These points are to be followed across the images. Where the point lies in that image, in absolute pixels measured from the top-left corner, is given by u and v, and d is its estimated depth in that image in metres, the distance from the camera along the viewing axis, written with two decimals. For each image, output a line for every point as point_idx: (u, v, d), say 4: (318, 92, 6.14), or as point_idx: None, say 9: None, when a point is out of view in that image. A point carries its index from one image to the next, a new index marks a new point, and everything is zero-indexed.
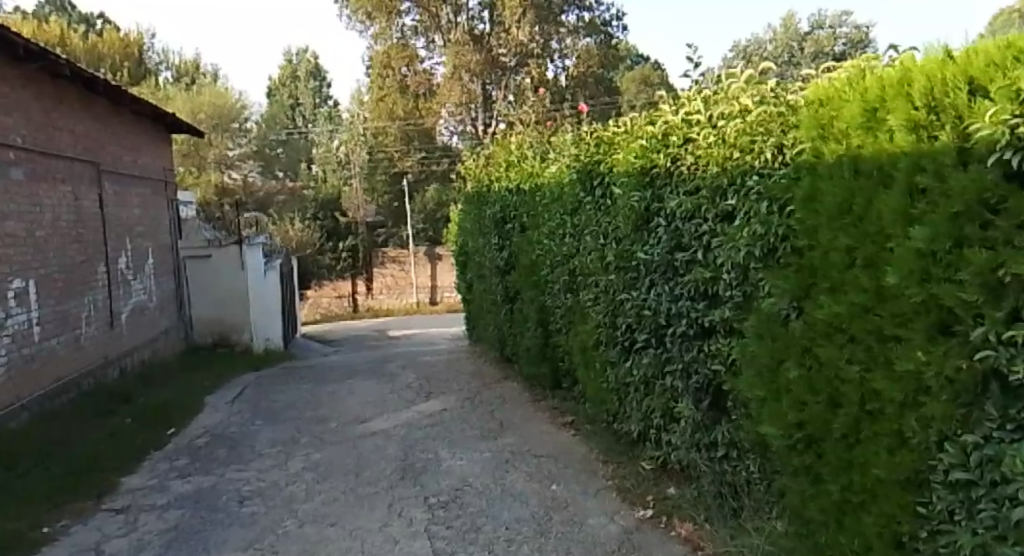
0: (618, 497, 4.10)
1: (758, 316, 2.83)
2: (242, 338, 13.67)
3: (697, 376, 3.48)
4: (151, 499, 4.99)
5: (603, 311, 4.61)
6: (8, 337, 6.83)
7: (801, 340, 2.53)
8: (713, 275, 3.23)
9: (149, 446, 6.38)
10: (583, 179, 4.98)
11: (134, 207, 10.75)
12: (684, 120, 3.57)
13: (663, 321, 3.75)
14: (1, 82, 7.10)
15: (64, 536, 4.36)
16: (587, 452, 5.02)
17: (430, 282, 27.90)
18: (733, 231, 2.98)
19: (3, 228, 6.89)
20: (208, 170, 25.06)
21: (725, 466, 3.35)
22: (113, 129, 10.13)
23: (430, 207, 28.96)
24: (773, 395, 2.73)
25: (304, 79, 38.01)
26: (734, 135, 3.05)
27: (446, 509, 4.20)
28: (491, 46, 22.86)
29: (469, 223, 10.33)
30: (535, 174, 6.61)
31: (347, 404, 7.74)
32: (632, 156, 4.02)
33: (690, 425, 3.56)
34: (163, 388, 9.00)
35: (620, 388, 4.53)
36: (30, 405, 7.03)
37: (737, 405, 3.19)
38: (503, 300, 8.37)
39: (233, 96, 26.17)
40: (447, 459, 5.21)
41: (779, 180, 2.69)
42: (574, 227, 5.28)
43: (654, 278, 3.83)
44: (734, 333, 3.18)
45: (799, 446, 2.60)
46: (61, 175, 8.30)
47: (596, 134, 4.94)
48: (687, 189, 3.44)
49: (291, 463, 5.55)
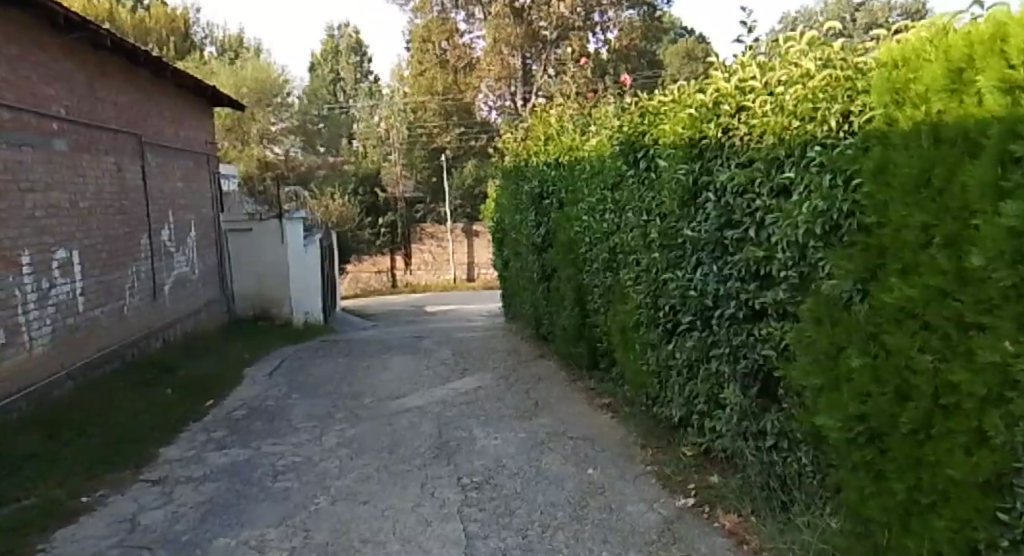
0: (658, 484, 3.93)
1: (817, 299, 2.62)
2: (281, 312, 13.75)
3: (746, 362, 3.29)
4: (186, 471, 4.95)
5: (644, 291, 4.41)
6: (52, 307, 6.87)
7: (867, 326, 2.32)
8: (766, 254, 3.01)
9: (187, 417, 6.36)
10: (624, 151, 4.75)
11: (176, 180, 10.77)
12: (737, 87, 3.34)
13: (710, 303, 3.55)
14: (42, 53, 7.09)
15: (101, 506, 4.33)
16: (624, 436, 4.86)
17: (466, 259, 27.84)
18: (790, 207, 2.76)
19: (46, 198, 6.90)
20: (251, 144, 25.25)
21: (774, 456, 3.15)
22: (155, 100, 10.13)
23: (468, 182, 28.68)
24: (831, 385, 2.52)
25: (346, 54, 37.93)
26: (794, 103, 2.82)
27: (480, 491, 4.07)
28: (532, 20, 22.36)
29: (506, 198, 10.15)
30: (575, 147, 6.39)
31: (383, 379, 7.66)
32: (680, 127, 3.79)
33: (736, 412, 3.37)
34: (203, 359, 9.02)
35: (661, 371, 4.35)
36: (73, 374, 7.08)
37: (790, 393, 2.98)
38: (540, 278, 8.20)
39: (275, 70, 26.16)
40: (482, 438, 5.08)
41: (844, 150, 2.46)
42: (615, 202, 5.08)
43: (701, 257, 3.62)
44: (788, 317, 2.97)
45: (860, 441, 2.40)
46: (103, 146, 8.30)
47: (640, 104, 4.71)
48: (740, 161, 3.22)
49: (325, 438, 5.48)
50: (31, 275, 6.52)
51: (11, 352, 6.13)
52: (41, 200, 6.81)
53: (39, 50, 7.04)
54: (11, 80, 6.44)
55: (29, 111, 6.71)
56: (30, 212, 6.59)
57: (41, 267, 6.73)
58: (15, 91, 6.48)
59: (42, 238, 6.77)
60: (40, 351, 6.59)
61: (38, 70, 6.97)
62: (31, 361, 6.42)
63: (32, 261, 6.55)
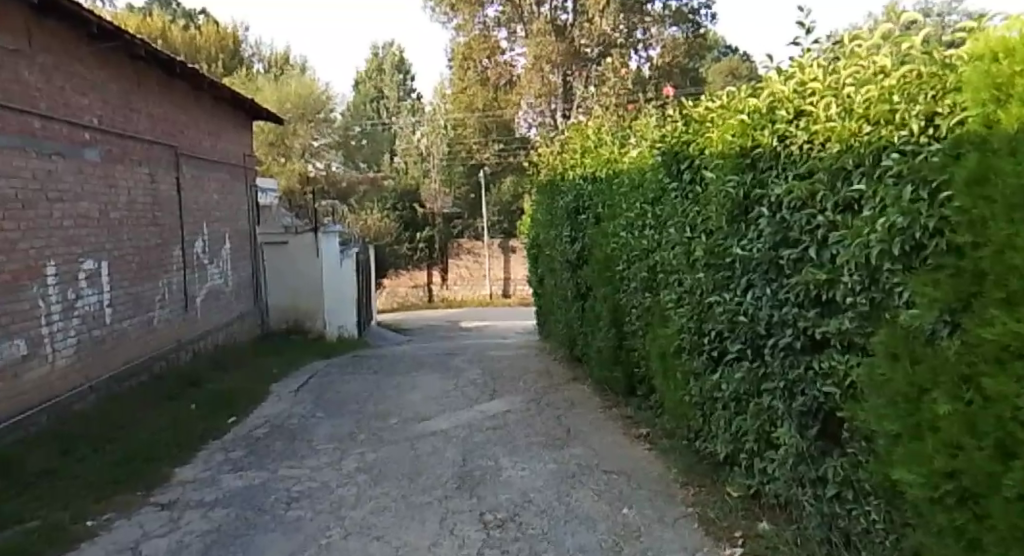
0: (701, 529, 3.56)
1: (892, 330, 2.26)
2: (314, 326, 13.60)
3: (803, 399, 2.92)
4: (198, 494, 4.69)
5: (687, 314, 4.06)
6: (77, 318, 6.71)
7: (959, 366, 1.95)
8: (829, 278, 2.65)
9: (206, 435, 6.12)
10: (666, 162, 4.40)
11: (212, 193, 10.69)
12: (796, 90, 2.98)
13: (762, 330, 3.18)
14: (77, 63, 6.96)
15: (105, 532, 4.07)
16: (664, 471, 4.49)
17: (505, 275, 27.72)
18: (860, 223, 2.39)
19: (75, 208, 6.77)
20: (293, 159, 25.34)
21: (836, 508, 2.77)
22: (191, 113, 10.04)
23: (506, 199, 28.51)
24: (911, 433, 2.15)
25: (389, 72, 38.03)
26: (867, 105, 2.46)
27: (504, 530, 3.73)
28: (574, 37, 22.32)
29: (541, 214, 9.84)
30: (613, 160, 6.08)
31: (410, 399, 7.38)
32: (729, 135, 3.45)
33: (792, 455, 3.00)
34: (231, 374, 8.83)
35: (706, 403, 3.98)
36: (96, 387, 6.91)
37: (856, 437, 2.61)
38: (575, 297, 7.87)
39: (319, 86, 26.29)
40: (508, 469, 4.75)
41: (930, 157, 2.09)
42: (656, 218, 4.73)
43: (753, 279, 3.26)
44: (854, 350, 2.60)
45: (947, 502, 2.03)
46: (138, 156, 8.20)
47: (686, 111, 4.36)
48: (798, 172, 2.86)
49: (345, 462, 5.20)
50: (57, 285, 6.36)
51: (33, 364, 5.96)
52: (70, 209, 6.67)
53: (73, 59, 6.91)
54: (43, 89, 6.34)
55: (60, 120, 6.58)
56: (57, 221, 6.45)
57: (67, 278, 6.57)
58: (47, 100, 6.37)
59: (70, 248, 6.63)
60: (64, 363, 6.42)
61: (72, 80, 6.86)
62: (53, 373, 6.25)
63: (58, 272, 6.39)
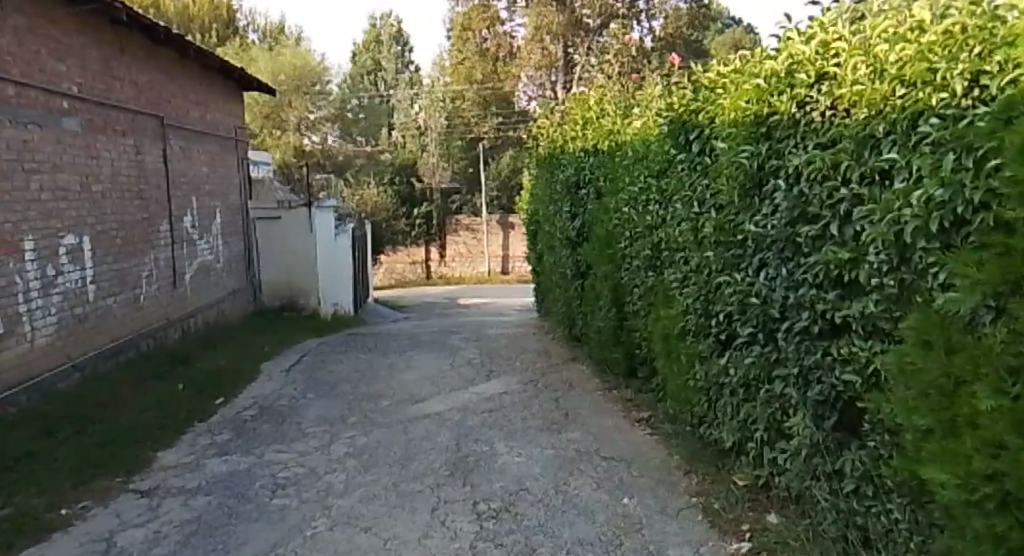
0: (705, 521, 3.37)
1: (924, 315, 2.04)
2: (308, 303, 13.29)
3: (819, 388, 2.71)
4: (181, 480, 4.50)
5: (693, 294, 3.85)
6: (58, 295, 6.48)
7: (1004, 356, 1.71)
8: (852, 257, 2.43)
9: (193, 416, 5.92)
10: (673, 132, 4.15)
11: (201, 164, 10.41)
12: (819, 51, 2.74)
13: (776, 314, 2.97)
14: (53, 27, 6.67)
15: (79, 521, 3.87)
16: (666, 458, 4.30)
17: (502, 251, 27.40)
18: (891, 196, 2.16)
19: (53, 180, 6.51)
20: (288, 131, 24.89)
21: (853, 504, 2.58)
22: (178, 82, 9.72)
23: (505, 173, 28.13)
24: (947, 428, 1.94)
25: (387, 44, 37.30)
26: (901, 67, 2.22)
27: (498, 521, 3.54)
28: (575, 7, 21.91)
29: (541, 188, 9.60)
30: (616, 131, 5.83)
31: (404, 379, 7.18)
32: (742, 102, 3.21)
33: (805, 446, 2.80)
34: (221, 352, 8.62)
35: (711, 388, 3.78)
36: (80, 366, 6.70)
37: (878, 430, 2.40)
38: (574, 275, 7.65)
39: (315, 57, 25.78)
40: (504, 454, 4.55)
41: (975, 121, 1.85)
42: (661, 192, 4.50)
43: (766, 257, 3.04)
44: (878, 336, 2.38)
45: (986, 507, 1.81)
46: (121, 128, 7.91)
47: (694, 77, 4.11)
48: (819, 142, 2.63)
49: (334, 447, 5.00)
50: (36, 261, 6.12)
51: (11, 343, 5.74)
52: (48, 181, 6.41)
53: (49, 23, 6.62)
54: (16, 54, 6.05)
55: (36, 86, 6.29)
56: (35, 194, 6.19)
57: (47, 254, 6.32)
58: (21, 66, 6.08)
59: (49, 222, 6.38)
60: (44, 342, 6.21)
61: (49, 44, 6.58)
62: (33, 352, 6.04)
63: (36, 247, 6.14)
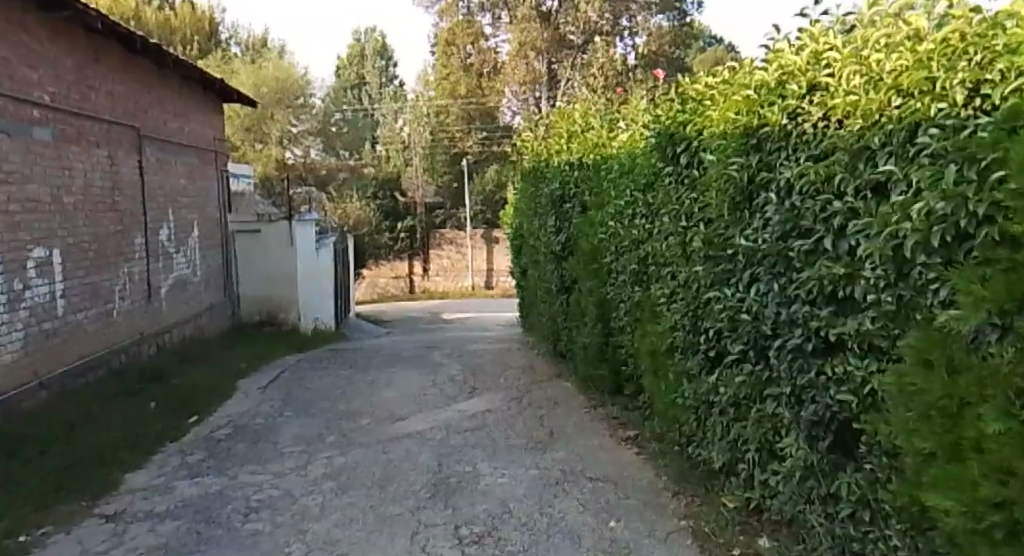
0: (696, 546, 3.26)
1: (925, 333, 1.95)
2: (288, 318, 13.06)
3: (813, 408, 2.61)
4: (150, 504, 4.33)
5: (681, 309, 3.76)
6: (26, 310, 6.30)
7: (1014, 378, 1.62)
8: (848, 272, 2.34)
9: (165, 436, 5.74)
10: (660, 144, 4.07)
11: (179, 176, 10.23)
12: (811, 61, 2.66)
13: (767, 330, 2.88)
14: (23, 33, 6.50)
15: (39, 548, 3.70)
16: (654, 479, 4.19)
17: (486, 265, 27.27)
18: (889, 210, 2.09)
19: (23, 191, 6.34)
20: (270, 145, 24.71)
21: (849, 529, 2.48)
22: (156, 92, 9.56)
23: (489, 188, 28.07)
24: (950, 453, 1.85)
25: (371, 58, 37.16)
26: (898, 76, 2.15)
27: (479, 546, 3.41)
28: (558, 24, 22.11)
29: (525, 202, 9.51)
30: (601, 145, 5.75)
31: (385, 397, 7.03)
32: (731, 113, 3.13)
33: (799, 468, 2.71)
34: (197, 368, 8.43)
35: (700, 407, 3.68)
36: (48, 384, 6.50)
37: (875, 452, 2.31)
38: (559, 289, 7.55)
39: (298, 70, 25.64)
40: (487, 475, 4.43)
41: (977, 131, 1.78)
42: (648, 205, 4.42)
43: (757, 273, 2.96)
44: (874, 354, 2.30)
45: (994, 536, 1.72)
46: (95, 138, 7.76)
47: (681, 89, 4.04)
48: (812, 154, 2.55)
49: (311, 468, 4.85)
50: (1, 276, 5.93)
51: None
52: (17, 193, 6.25)
53: (19, 29, 6.45)
54: None
55: (5, 95, 6.12)
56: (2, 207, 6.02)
57: (14, 268, 6.13)
58: None
59: (17, 235, 6.20)
60: (10, 359, 6.02)
61: (19, 51, 6.41)
62: None
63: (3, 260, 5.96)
